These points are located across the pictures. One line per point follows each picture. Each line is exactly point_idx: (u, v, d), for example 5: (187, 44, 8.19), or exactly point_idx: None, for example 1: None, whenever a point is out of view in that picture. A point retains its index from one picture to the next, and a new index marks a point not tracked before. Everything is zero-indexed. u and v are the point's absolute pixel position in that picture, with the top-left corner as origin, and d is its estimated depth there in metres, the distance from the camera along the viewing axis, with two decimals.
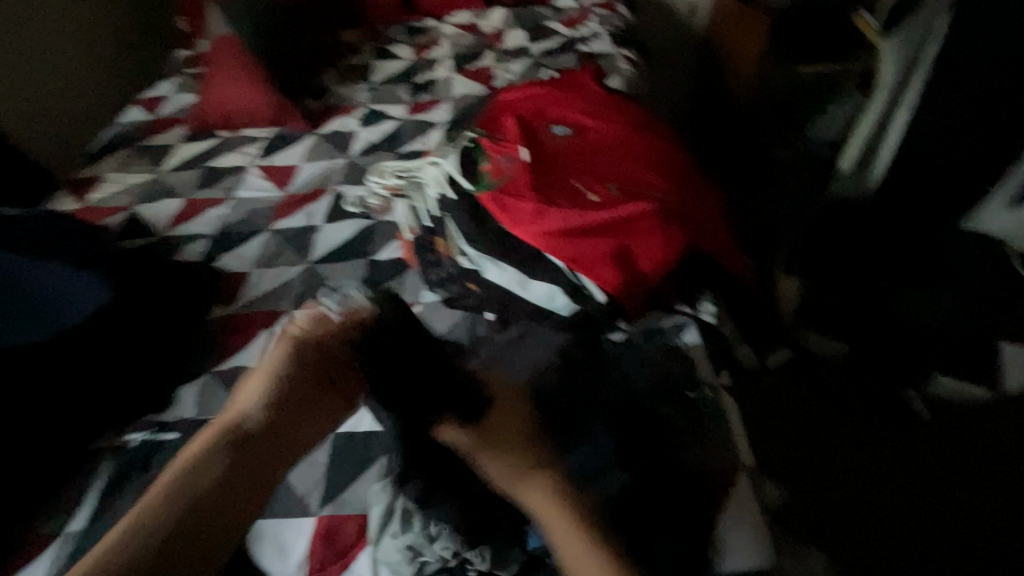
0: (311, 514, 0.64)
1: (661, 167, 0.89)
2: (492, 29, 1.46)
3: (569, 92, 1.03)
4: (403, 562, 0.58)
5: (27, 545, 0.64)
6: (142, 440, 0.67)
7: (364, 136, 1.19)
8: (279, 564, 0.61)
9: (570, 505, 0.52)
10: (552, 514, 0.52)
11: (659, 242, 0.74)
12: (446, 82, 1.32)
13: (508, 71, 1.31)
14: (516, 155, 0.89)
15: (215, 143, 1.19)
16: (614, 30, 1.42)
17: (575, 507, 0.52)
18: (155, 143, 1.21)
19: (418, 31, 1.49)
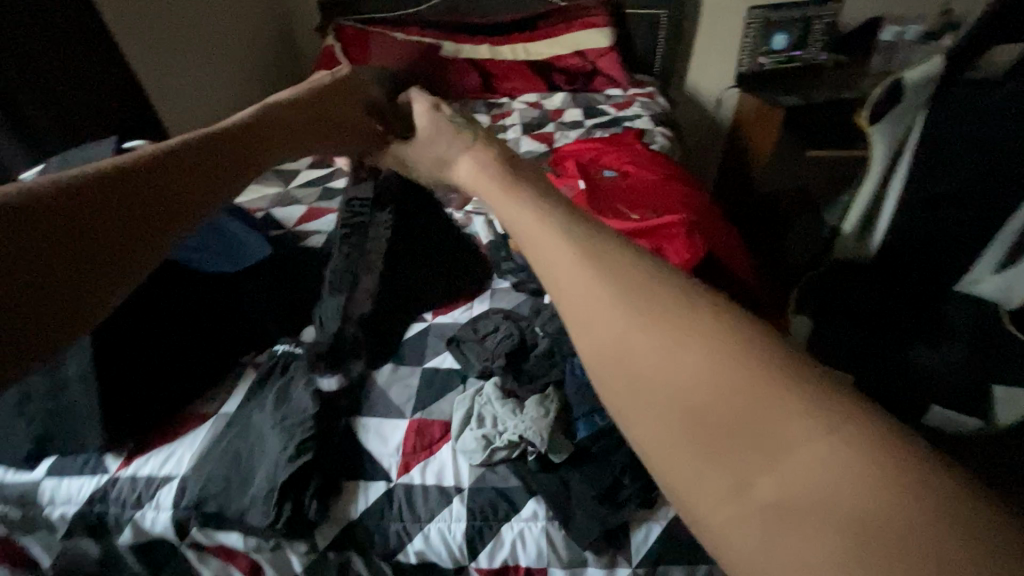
0: (405, 416, 0.82)
1: (688, 202, 1.13)
2: (554, 107, 1.82)
3: (616, 147, 1.32)
4: (478, 447, 0.74)
5: (189, 416, 0.83)
6: (286, 349, 0.89)
7: None
8: (379, 446, 0.78)
9: (555, 232, 0.32)
10: (535, 245, 0.32)
11: (686, 245, 0.96)
12: (516, 141, 1.64)
13: (566, 137, 1.63)
14: (573, 185, 1.15)
15: (333, 171, 1.51)
16: (653, 113, 1.74)
17: (552, 225, 0.32)
18: (287, 168, 1.53)
19: (494, 105, 1.85)
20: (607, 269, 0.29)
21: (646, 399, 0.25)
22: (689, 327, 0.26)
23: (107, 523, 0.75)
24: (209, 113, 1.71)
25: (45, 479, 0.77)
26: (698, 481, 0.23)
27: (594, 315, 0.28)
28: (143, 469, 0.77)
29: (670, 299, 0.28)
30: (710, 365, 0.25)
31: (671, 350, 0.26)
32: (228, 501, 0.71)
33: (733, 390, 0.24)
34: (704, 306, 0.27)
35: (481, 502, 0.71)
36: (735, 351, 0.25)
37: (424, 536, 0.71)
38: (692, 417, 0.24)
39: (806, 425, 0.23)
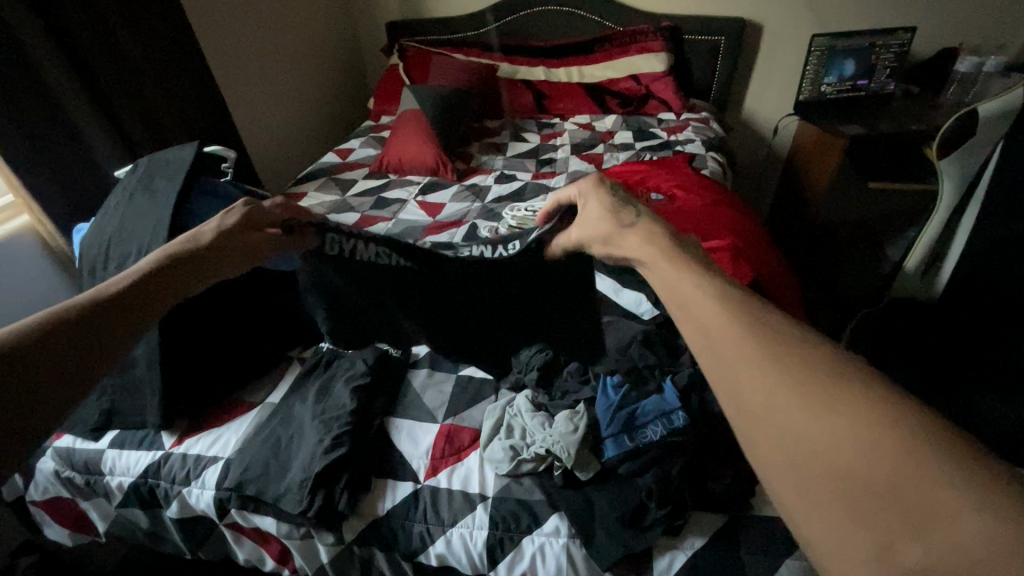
0: (437, 421, 0.84)
1: (736, 229, 1.11)
2: (605, 129, 1.83)
3: (664, 170, 1.31)
4: (504, 457, 0.75)
5: (240, 403, 0.88)
6: (330, 347, 0.94)
7: (496, 189, 1.53)
8: (410, 447, 0.80)
9: (685, 274, 0.35)
10: (670, 284, 0.36)
11: (730, 271, 0.94)
12: (565, 160, 1.66)
13: (616, 158, 1.64)
14: None
15: (387, 182, 1.58)
16: (705, 138, 1.73)
17: (691, 273, 0.35)
18: (345, 177, 1.62)
19: (546, 125, 1.89)
20: (748, 319, 0.30)
21: (774, 445, 0.27)
22: (824, 384, 0.27)
23: (157, 495, 0.81)
24: (280, 124, 1.84)
25: (108, 449, 0.84)
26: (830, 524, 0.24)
27: (725, 359, 0.29)
28: (192, 449, 0.82)
29: (798, 351, 0.28)
30: (847, 422, 0.25)
31: (789, 395, 0.27)
32: (266, 484, 0.74)
33: (863, 438, 0.25)
34: (816, 349, 0.29)
35: (505, 512, 0.72)
36: (872, 411, 0.25)
37: (445, 540, 0.72)
38: (828, 469, 0.25)
39: (940, 479, 0.23)
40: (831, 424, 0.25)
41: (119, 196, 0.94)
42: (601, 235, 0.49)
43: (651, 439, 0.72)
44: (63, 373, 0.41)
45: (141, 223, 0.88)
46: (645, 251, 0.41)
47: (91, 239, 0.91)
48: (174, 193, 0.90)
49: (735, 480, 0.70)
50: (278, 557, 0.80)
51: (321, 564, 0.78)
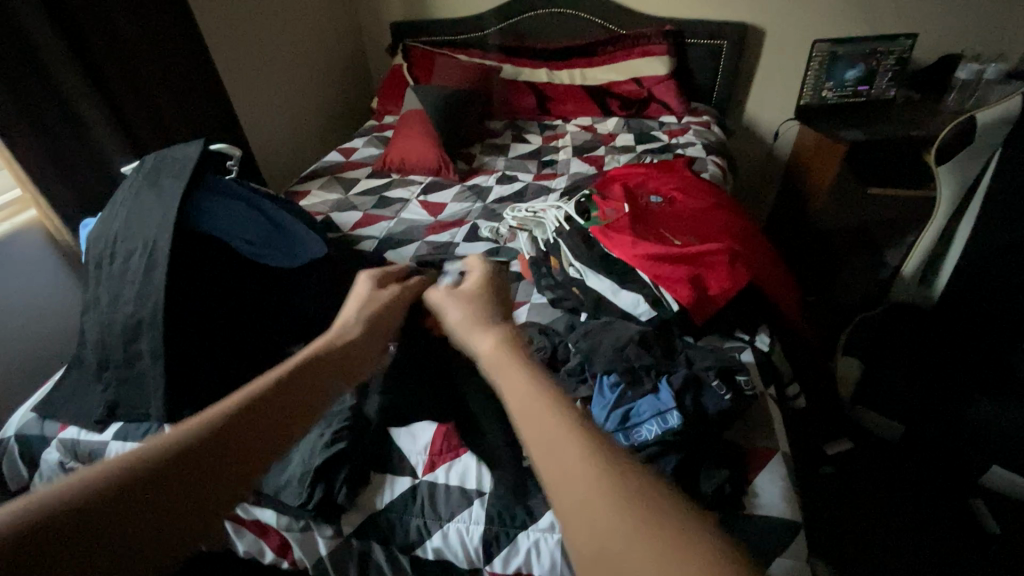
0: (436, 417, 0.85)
1: (734, 232, 1.12)
2: (607, 131, 1.85)
3: (664, 172, 1.33)
4: (502, 453, 0.77)
5: None
6: None
7: (497, 190, 1.55)
8: (409, 441, 0.81)
9: (527, 375, 0.40)
10: (510, 384, 0.40)
11: (727, 274, 0.95)
12: (566, 161, 1.67)
13: (617, 161, 1.66)
14: (619, 208, 1.17)
15: (390, 181, 1.60)
16: (706, 142, 1.74)
17: (532, 375, 0.39)
18: (348, 176, 1.64)
19: (548, 127, 1.91)
20: (565, 422, 0.35)
21: (568, 511, 0.30)
22: (611, 467, 0.31)
23: None
24: (284, 123, 1.86)
25: (112, 440, 0.85)
26: None
27: (542, 439, 0.34)
28: None
29: (607, 461, 0.32)
30: (624, 501, 0.29)
31: (592, 498, 0.30)
32: (268, 476, 0.76)
33: (645, 541, 0.28)
34: (618, 462, 0.32)
35: (502, 508, 0.73)
36: (658, 520, 0.28)
37: (442, 534, 0.73)
38: (595, 533, 0.29)
39: (674, 560, 0.26)
40: (625, 527, 0.28)
41: (126, 192, 0.95)
42: (459, 314, 0.53)
43: (646, 437, 0.73)
44: (192, 522, 0.35)
45: (147, 218, 0.89)
46: (491, 352, 0.44)
47: (98, 233, 0.92)
48: (179, 188, 0.92)
49: (727, 479, 0.71)
50: (277, 549, 0.81)
51: (321, 559, 0.79)
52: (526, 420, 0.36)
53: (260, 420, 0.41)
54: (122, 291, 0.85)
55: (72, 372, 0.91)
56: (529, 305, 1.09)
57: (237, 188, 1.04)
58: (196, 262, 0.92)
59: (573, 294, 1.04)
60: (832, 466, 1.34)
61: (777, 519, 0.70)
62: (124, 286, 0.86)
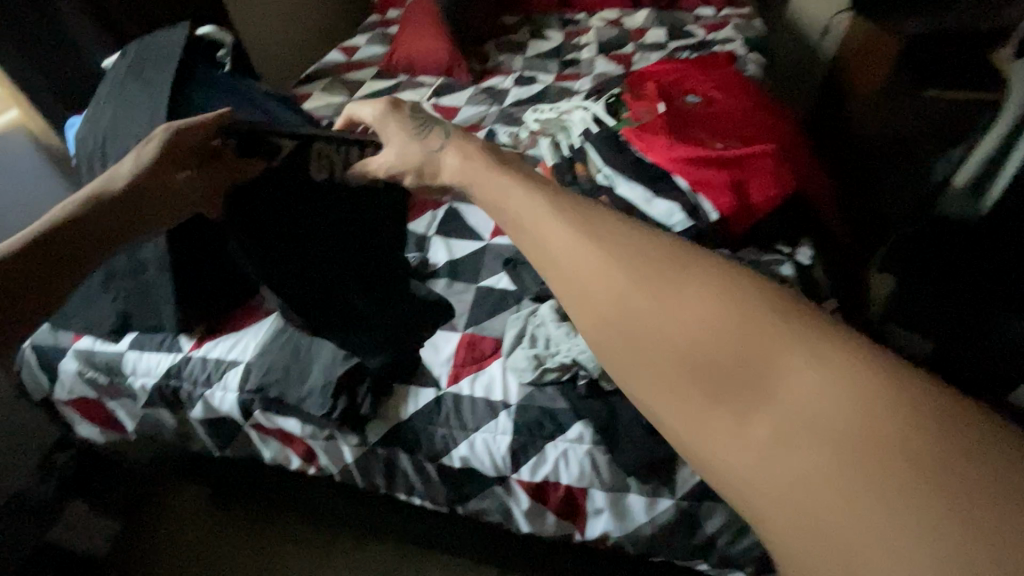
0: (458, 331, 0.83)
1: (778, 135, 1.01)
2: (635, 26, 1.66)
3: (702, 70, 1.19)
4: (528, 366, 0.74)
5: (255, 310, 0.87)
6: None
7: (514, 93, 1.41)
8: (432, 355, 0.80)
9: (553, 215, 0.34)
10: (539, 231, 0.34)
11: (774, 180, 0.86)
12: (590, 61, 1.52)
13: (646, 59, 1.50)
14: (652, 108, 1.06)
15: (397, 83, 1.46)
16: (747, 37, 1.56)
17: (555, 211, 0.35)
18: (351, 78, 1.50)
19: (569, 22, 1.71)
20: (619, 252, 0.31)
21: (705, 376, 0.27)
22: (716, 294, 0.28)
23: (181, 397, 0.81)
24: (278, 17, 1.69)
25: (127, 351, 0.84)
26: (769, 467, 0.25)
27: (606, 292, 0.30)
28: (212, 352, 0.82)
29: (693, 280, 0.29)
30: (803, 357, 0.26)
31: (681, 320, 0.28)
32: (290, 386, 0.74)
33: (755, 338, 0.27)
34: (715, 281, 0.29)
35: (527, 420, 0.71)
36: (778, 323, 0.27)
37: (469, 444, 0.72)
38: (757, 394, 0.26)
39: (872, 392, 0.24)
40: (739, 339, 0.27)
41: (110, 86, 0.86)
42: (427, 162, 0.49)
43: None
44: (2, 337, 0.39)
45: (134, 117, 0.81)
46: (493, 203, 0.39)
47: (85, 133, 0.84)
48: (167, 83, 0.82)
49: None
50: (304, 455, 0.81)
51: (348, 464, 0.79)
52: (586, 266, 0.31)
53: (66, 250, 0.43)
54: None
55: None
56: None
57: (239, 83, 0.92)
58: None
59: None
60: None
61: None
62: None
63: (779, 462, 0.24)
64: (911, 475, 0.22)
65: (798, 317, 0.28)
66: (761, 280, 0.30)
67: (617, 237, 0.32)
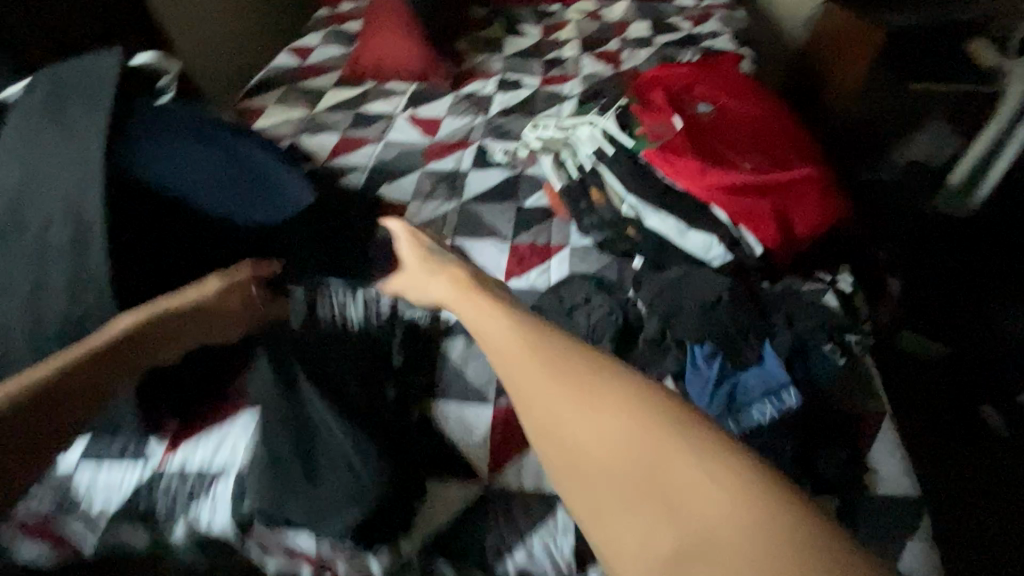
0: (490, 404, 0.72)
1: (802, 147, 0.95)
2: (615, 19, 1.55)
3: (709, 74, 1.10)
4: None
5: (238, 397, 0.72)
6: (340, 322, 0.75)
7: (499, 99, 1.28)
8: (467, 440, 0.68)
9: (506, 321, 0.45)
10: (491, 335, 0.44)
11: (816, 207, 0.80)
12: (575, 59, 1.40)
13: (634, 57, 1.40)
14: (668, 123, 0.96)
15: (364, 91, 1.29)
16: (733, 30, 1.49)
17: (515, 322, 0.44)
18: (309, 85, 1.31)
19: (545, 14, 1.58)
20: (547, 360, 0.40)
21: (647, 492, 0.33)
22: (619, 403, 0.37)
23: (155, 519, 0.66)
24: None
25: (83, 464, 0.69)
26: (636, 542, 0.33)
27: (564, 422, 0.37)
28: (192, 459, 0.67)
29: (603, 385, 0.38)
30: (711, 473, 0.33)
31: (587, 417, 0.36)
32: (319, 509, 0.57)
33: (638, 435, 0.35)
34: (624, 393, 0.37)
35: (590, 515, 0.62)
36: (653, 421, 0.36)
37: (526, 550, 0.60)
38: (662, 503, 0.32)
39: (705, 482, 0.33)
40: (620, 437, 0.35)
41: (14, 131, 0.66)
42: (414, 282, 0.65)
43: (760, 424, 0.61)
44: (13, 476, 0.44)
45: (58, 173, 0.63)
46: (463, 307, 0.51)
47: None
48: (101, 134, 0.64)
49: (847, 463, 0.62)
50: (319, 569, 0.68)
51: None
52: (522, 365, 0.40)
53: (75, 390, 0.48)
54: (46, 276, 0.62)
55: None
56: (568, 250, 0.92)
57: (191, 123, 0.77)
58: (147, 226, 0.68)
59: (626, 237, 0.87)
60: None
61: (901, 501, 0.62)
62: (43, 271, 0.62)
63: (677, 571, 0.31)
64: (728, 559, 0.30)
65: (694, 433, 0.35)
66: (656, 390, 0.38)
67: (550, 348, 0.40)
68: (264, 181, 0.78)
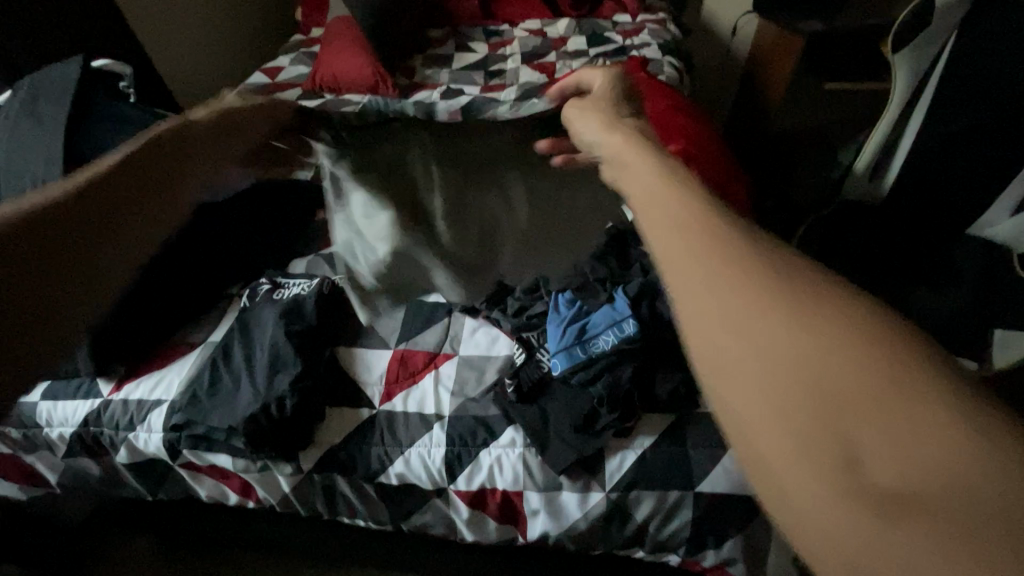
0: (389, 347, 0.82)
1: (688, 132, 1.07)
2: (557, 35, 1.71)
3: (617, 76, 1.25)
4: (459, 385, 0.77)
5: (176, 348, 0.84)
6: (266, 282, 0.88)
7: (443, 106, 1.43)
8: (366, 375, 0.79)
9: (710, 228, 0.30)
10: (675, 234, 0.31)
11: None
12: (515, 71, 1.55)
13: (569, 66, 1.55)
14: None
15: (324, 102, 1.45)
16: (662, 40, 1.63)
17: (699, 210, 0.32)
18: (277, 99, 1.48)
19: (494, 33, 1.75)
20: (729, 243, 0.29)
21: (826, 420, 0.23)
22: (763, 274, 0.28)
23: (103, 442, 0.78)
24: (201, 42, 1.64)
25: (41, 401, 0.80)
26: (776, 364, 0.25)
27: (741, 322, 0.27)
28: (133, 394, 0.78)
29: (741, 259, 0.28)
30: (809, 352, 0.25)
31: (760, 308, 0.27)
32: (236, 410, 0.71)
33: (784, 309, 0.26)
34: (764, 278, 0.28)
35: (460, 429, 0.72)
36: (811, 305, 0.26)
37: (404, 460, 0.72)
38: (795, 387, 0.24)
39: (813, 345, 0.25)
40: (787, 320, 0.26)
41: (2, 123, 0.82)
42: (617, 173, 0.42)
43: (603, 348, 0.72)
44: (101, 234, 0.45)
45: (30, 151, 0.77)
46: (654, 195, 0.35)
47: None
48: (59, 135, 0.78)
49: (681, 383, 0.71)
50: (240, 491, 0.78)
51: (285, 494, 0.77)
52: (677, 230, 0.31)
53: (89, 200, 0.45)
54: None
55: None
56: None
57: (131, 111, 0.89)
58: None
59: None
60: None
61: None
62: None
63: (779, 382, 0.25)
64: (828, 333, 0.25)
65: (828, 309, 0.26)
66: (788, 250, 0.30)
67: (760, 280, 0.27)
68: None
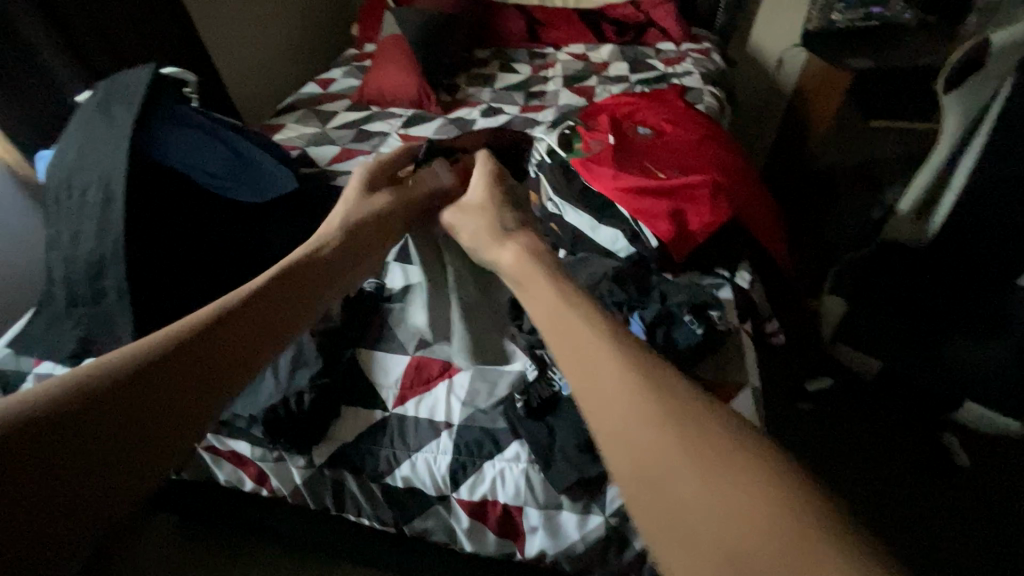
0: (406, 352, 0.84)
1: (720, 162, 1.07)
2: (600, 60, 1.74)
3: (653, 103, 1.27)
4: (470, 395, 0.78)
5: None
6: None
7: (482, 123, 1.47)
8: (382, 378, 0.81)
9: (633, 378, 0.39)
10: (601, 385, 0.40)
11: (709, 208, 0.93)
12: (555, 93, 1.59)
13: (608, 91, 1.57)
14: (603, 140, 1.11)
15: (370, 114, 1.52)
16: (704, 70, 1.63)
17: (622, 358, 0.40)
18: (326, 109, 1.56)
19: (538, 56, 1.79)
20: (647, 394, 0.38)
21: (728, 552, 0.31)
22: (680, 419, 0.36)
23: None
24: (262, 53, 1.75)
25: None
26: (690, 505, 0.33)
27: (664, 470, 0.35)
28: None
29: (660, 417, 0.37)
30: (717, 492, 0.33)
31: (675, 451, 0.35)
32: (257, 400, 0.74)
33: (699, 455, 0.34)
34: (678, 424, 0.36)
35: (468, 439, 0.74)
36: (711, 446, 0.35)
37: (411, 464, 0.74)
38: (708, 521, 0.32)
39: (718, 487, 0.33)
40: (699, 465, 0.34)
41: (80, 119, 0.90)
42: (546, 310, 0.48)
43: None
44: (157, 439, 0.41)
45: (103, 147, 0.85)
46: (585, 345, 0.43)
47: (55, 166, 0.87)
48: (131, 133, 0.86)
49: None
50: (255, 478, 0.82)
51: (297, 487, 0.80)
52: (600, 388, 0.39)
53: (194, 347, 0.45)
54: (81, 225, 0.82)
55: (44, 306, 0.88)
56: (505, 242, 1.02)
57: (194, 117, 0.96)
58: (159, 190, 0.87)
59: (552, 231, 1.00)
60: (811, 403, 1.35)
61: None
62: (83, 219, 0.83)
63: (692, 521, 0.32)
64: (724, 470, 0.34)
65: (727, 449, 0.35)
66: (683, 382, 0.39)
67: (674, 426, 0.36)
68: (255, 172, 0.98)
